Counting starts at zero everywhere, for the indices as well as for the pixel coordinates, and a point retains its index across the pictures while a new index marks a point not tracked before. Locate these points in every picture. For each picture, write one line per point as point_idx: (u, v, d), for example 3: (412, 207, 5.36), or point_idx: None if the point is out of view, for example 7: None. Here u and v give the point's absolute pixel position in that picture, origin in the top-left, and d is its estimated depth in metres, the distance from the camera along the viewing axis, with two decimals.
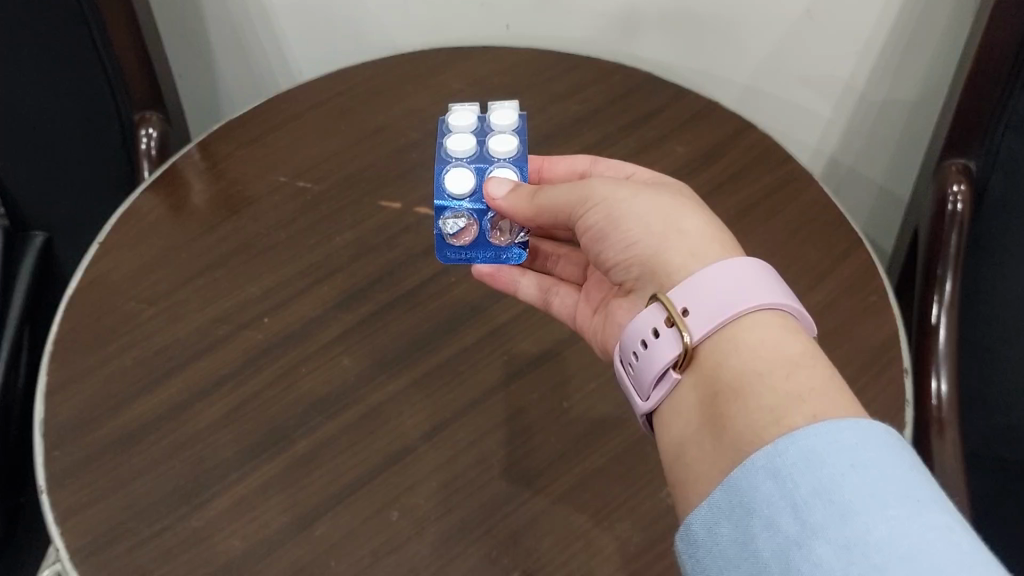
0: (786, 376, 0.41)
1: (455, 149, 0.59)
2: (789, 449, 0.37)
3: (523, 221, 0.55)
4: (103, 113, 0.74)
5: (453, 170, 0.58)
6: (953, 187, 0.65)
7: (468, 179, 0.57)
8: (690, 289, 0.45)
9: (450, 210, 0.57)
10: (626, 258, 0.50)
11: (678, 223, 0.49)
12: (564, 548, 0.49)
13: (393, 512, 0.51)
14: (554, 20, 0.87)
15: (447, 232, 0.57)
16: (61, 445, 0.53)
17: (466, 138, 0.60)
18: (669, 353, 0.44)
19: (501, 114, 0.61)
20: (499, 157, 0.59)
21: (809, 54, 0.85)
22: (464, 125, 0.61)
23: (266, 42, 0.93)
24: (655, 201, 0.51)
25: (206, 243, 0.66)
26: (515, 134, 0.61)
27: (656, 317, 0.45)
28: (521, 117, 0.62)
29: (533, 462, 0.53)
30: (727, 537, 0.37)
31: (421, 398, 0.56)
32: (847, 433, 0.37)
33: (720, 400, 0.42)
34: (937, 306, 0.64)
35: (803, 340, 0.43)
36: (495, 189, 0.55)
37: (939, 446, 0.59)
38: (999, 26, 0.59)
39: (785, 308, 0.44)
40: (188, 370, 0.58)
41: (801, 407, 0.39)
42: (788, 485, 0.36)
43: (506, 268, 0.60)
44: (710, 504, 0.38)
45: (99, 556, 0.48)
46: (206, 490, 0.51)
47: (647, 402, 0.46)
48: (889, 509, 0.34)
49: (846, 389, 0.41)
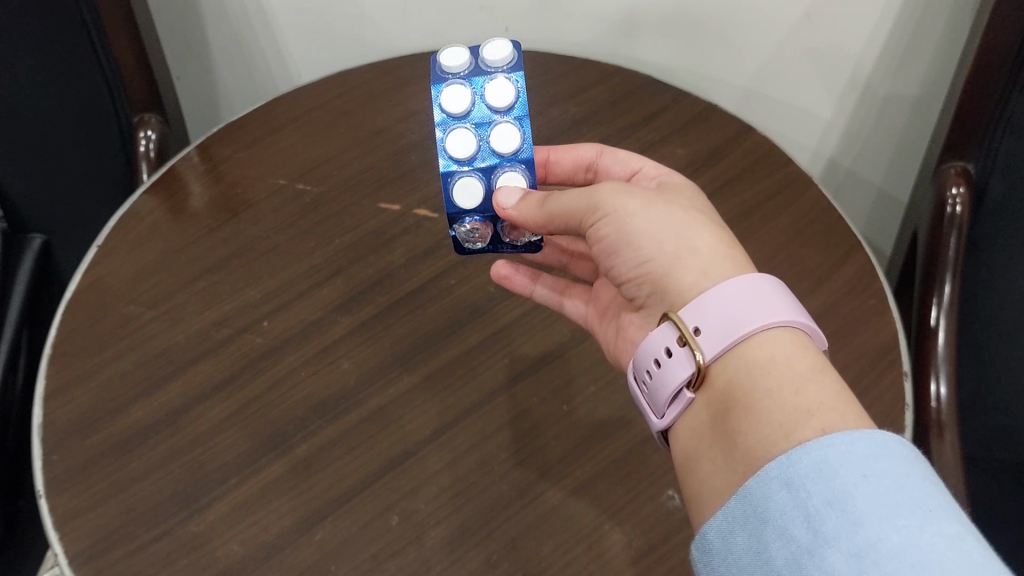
0: (795, 391, 0.41)
1: (455, 153, 0.53)
2: (802, 459, 0.37)
3: (535, 228, 0.53)
4: (103, 116, 0.74)
5: (460, 178, 0.54)
6: (952, 190, 0.65)
7: (478, 189, 0.54)
8: (700, 307, 0.45)
9: (466, 220, 0.55)
10: (638, 276, 0.50)
11: (690, 241, 0.49)
12: (566, 552, 0.49)
13: (393, 516, 0.50)
14: (554, 23, 0.87)
15: (462, 235, 0.57)
16: (60, 449, 0.53)
17: (465, 136, 0.53)
18: (682, 373, 0.44)
19: (498, 92, 0.53)
20: (506, 154, 0.53)
21: (808, 58, 0.85)
22: (460, 113, 0.54)
23: (265, 44, 0.93)
24: (668, 216, 0.50)
25: (206, 245, 0.66)
26: (516, 118, 0.54)
27: (668, 336, 0.45)
28: (521, 88, 0.54)
29: (534, 466, 0.53)
30: (741, 546, 0.37)
31: (422, 401, 0.56)
32: (861, 444, 0.37)
33: (730, 416, 0.42)
34: (936, 308, 0.64)
35: (814, 356, 0.43)
36: (504, 200, 0.53)
37: (939, 449, 0.60)
38: (998, 28, 0.59)
39: (797, 324, 0.44)
40: (187, 374, 0.57)
41: (811, 422, 0.39)
42: (800, 495, 0.36)
43: (521, 273, 0.59)
44: (725, 513, 0.39)
45: (98, 561, 0.48)
46: (206, 495, 0.51)
47: (662, 420, 0.46)
48: (900, 519, 0.34)
49: (857, 403, 0.41)
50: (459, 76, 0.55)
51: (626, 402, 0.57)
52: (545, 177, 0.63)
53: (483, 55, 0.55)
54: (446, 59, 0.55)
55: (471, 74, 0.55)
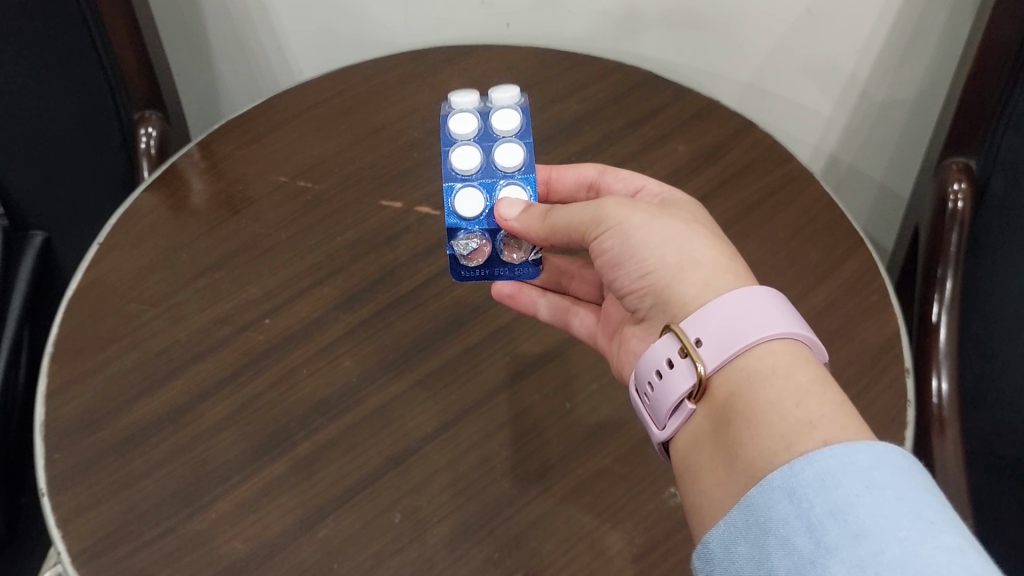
0: (797, 402, 0.41)
1: (459, 166, 0.55)
2: (804, 469, 0.37)
3: (537, 241, 0.54)
4: (103, 113, 0.74)
5: (463, 190, 0.55)
6: (954, 186, 0.65)
7: (479, 201, 0.55)
8: (701, 319, 0.45)
9: (463, 231, 0.55)
10: (641, 287, 0.50)
11: (692, 254, 0.49)
12: (566, 550, 0.49)
13: (395, 514, 0.50)
14: (554, 20, 0.87)
15: (461, 253, 0.56)
16: (61, 448, 0.53)
17: (470, 153, 0.56)
18: (683, 384, 0.44)
19: (503, 118, 0.57)
20: (508, 170, 0.55)
21: (810, 54, 0.85)
22: (466, 136, 0.57)
23: (266, 42, 0.93)
24: (670, 228, 0.50)
25: (207, 243, 0.66)
26: (520, 141, 0.57)
27: (669, 347, 0.45)
28: (525, 119, 0.58)
29: (535, 464, 0.53)
30: (743, 555, 0.37)
31: (423, 400, 0.56)
32: (862, 455, 0.37)
33: (731, 427, 0.42)
34: (937, 305, 0.64)
35: (814, 367, 0.43)
36: (506, 211, 0.54)
37: (940, 446, 0.59)
38: (998, 25, 0.59)
39: (799, 337, 0.44)
40: (188, 372, 0.57)
41: (813, 434, 0.39)
42: (802, 505, 0.36)
43: (527, 289, 0.60)
44: (727, 522, 0.39)
45: (100, 559, 0.48)
46: (207, 493, 0.51)
47: (663, 431, 0.46)
48: (902, 530, 0.34)
49: (858, 415, 0.41)
50: (468, 109, 0.59)
51: (626, 402, 0.57)
52: (547, 195, 0.64)
53: (491, 95, 0.60)
54: (457, 97, 0.60)
55: (479, 110, 0.59)
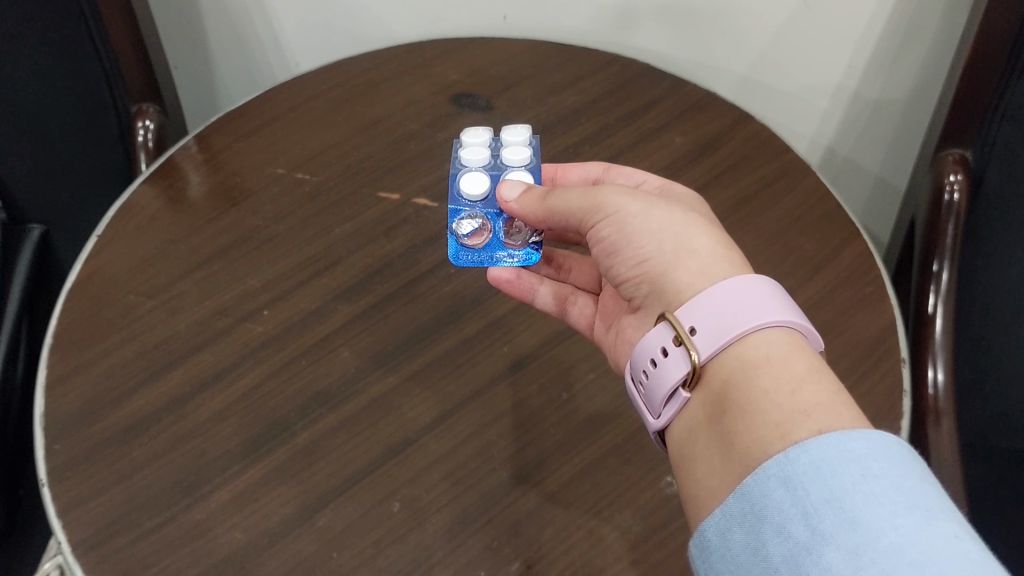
0: (791, 392, 0.41)
1: (471, 158, 0.63)
2: (799, 457, 0.37)
3: (534, 221, 0.57)
4: (101, 106, 0.74)
5: (469, 174, 0.62)
6: (951, 176, 0.65)
7: (483, 182, 0.61)
8: (696, 307, 0.45)
9: (465, 213, 0.60)
10: (636, 276, 0.51)
11: (688, 242, 0.49)
12: (565, 538, 0.49)
13: (394, 504, 0.51)
14: (551, 12, 0.87)
15: (463, 233, 0.60)
16: (61, 439, 0.53)
17: (478, 150, 0.64)
18: (677, 373, 0.45)
19: (513, 131, 0.65)
20: (516, 164, 0.63)
21: (808, 44, 0.85)
22: (476, 141, 0.65)
23: (263, 36, 0.93)
24: (667, 217, 0.51)
25: (205, 234, 0.66)
26: (527, 145, 0.64)
27: (664, 336, 0.46)
28: (531, 132, 0.66)
29: (533, 454, 0.53)
30: (739, 543, 0.38)
31: (422, 390, 0.57)
32: (858, 443, 0.37)
33: (726, 416, 0.42)
34: (933, 296, 0.65)
35: (809, 357, 0.43)
36: (507, 193, 0.58)
37: (937, 439, 0.60)
38: (994, 14, 0.59)
39: (794, 326, 0.44)
40: (188, 362, 0.57)
41: (807, 422, 0.39)
42: (797, 493, 0.37)
43: (526, 274, 0.60)
44: (723, 511, 0.39)
45: (99, 550, 0.48)
46: (207, 483, 0.51)
47: (658, 420, 0.47)
48: (898, 518, 0.34)
49: (853, 404, 0.41)
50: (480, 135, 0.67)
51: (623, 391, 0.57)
52: None
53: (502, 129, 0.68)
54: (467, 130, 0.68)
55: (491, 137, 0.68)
